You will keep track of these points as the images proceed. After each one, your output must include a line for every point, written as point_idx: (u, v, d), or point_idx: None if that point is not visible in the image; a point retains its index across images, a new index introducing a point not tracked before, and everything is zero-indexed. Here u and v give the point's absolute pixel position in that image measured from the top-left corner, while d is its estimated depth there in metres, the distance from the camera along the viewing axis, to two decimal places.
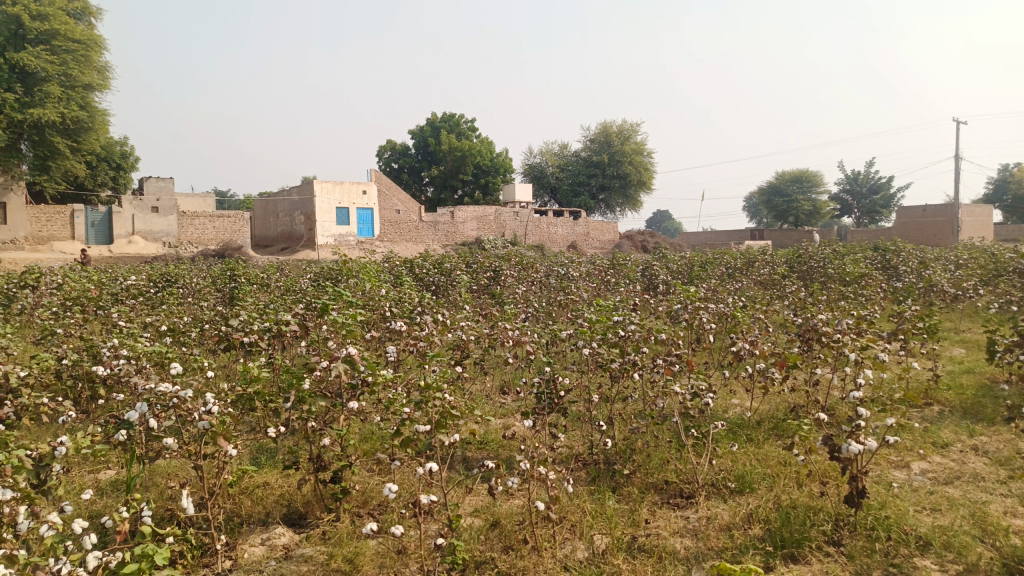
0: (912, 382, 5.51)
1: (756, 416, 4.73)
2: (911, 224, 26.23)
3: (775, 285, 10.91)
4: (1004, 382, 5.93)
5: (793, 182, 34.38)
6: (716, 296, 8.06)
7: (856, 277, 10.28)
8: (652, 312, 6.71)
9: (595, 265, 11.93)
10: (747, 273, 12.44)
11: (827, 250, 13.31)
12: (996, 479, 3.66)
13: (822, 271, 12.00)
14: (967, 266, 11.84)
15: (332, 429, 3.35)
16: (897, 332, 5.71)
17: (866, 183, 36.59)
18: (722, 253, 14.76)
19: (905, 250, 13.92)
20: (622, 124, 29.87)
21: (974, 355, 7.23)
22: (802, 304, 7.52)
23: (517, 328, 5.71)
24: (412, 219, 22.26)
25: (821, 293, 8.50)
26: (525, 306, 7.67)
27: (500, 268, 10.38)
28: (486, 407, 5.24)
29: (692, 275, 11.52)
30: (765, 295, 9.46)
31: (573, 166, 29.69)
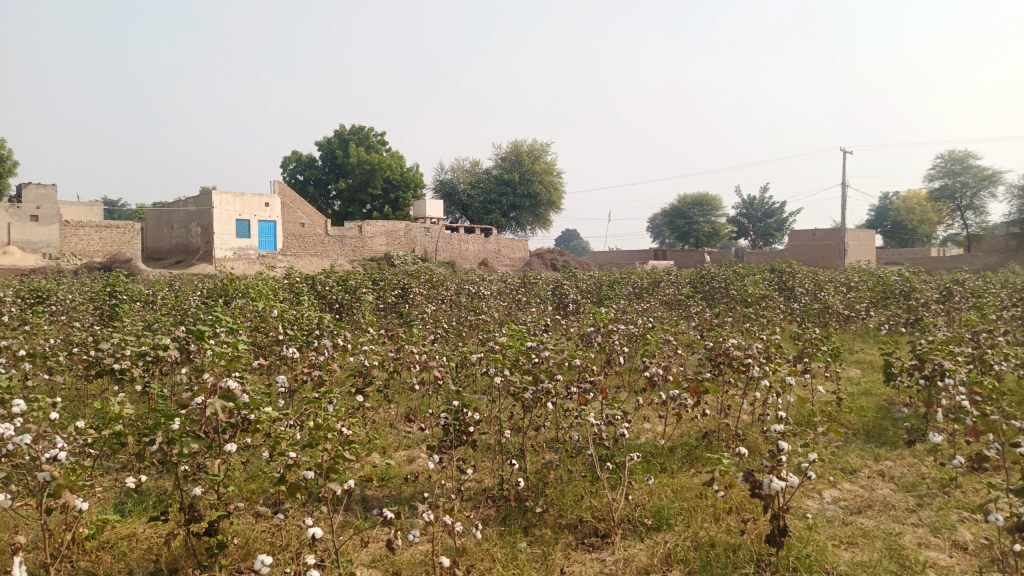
0: (818, 405, 5.56)
1: (669, 442, 4.61)
2: (801, 247, 27.58)
3: (681, 304, 11.05)
4: (900, 403, 6.08)
5: (694, 205, 35.59)
6: (626, 317, 8.00)
7: (757, 297, 10.54)
8: (564, 334, 6.55)
9: (506, 283, 11.74)
10: (653, 294, 12.56)
11: (729, 272, 13.67)
12: (906, 508, 3.64)
13: (725, 292, 12.27)
14: (858, 288, 12.38)
15: (209, 472, 2.96)
16: (802, 355, 5.76)
17: (762, 207, 38.34)
18: (630, 272, 14.89)
19: (800, 272, 14.48)
20: (532, 143, 30.06)
21: (869, 376, 7.46)
22: (710, 325, 7.56)
23: (424, 352, 5.40)
24: (317, 233, 21.49)
25: (726, 314, 8.62)
26: (433, 326, 7.36)
27: (408, 285, 10.01)
28: (389, 438, 4.91)
29: (601, 294, 11.52)
30: (672, 316, 9.52)
31: (484, 183, 29.60)
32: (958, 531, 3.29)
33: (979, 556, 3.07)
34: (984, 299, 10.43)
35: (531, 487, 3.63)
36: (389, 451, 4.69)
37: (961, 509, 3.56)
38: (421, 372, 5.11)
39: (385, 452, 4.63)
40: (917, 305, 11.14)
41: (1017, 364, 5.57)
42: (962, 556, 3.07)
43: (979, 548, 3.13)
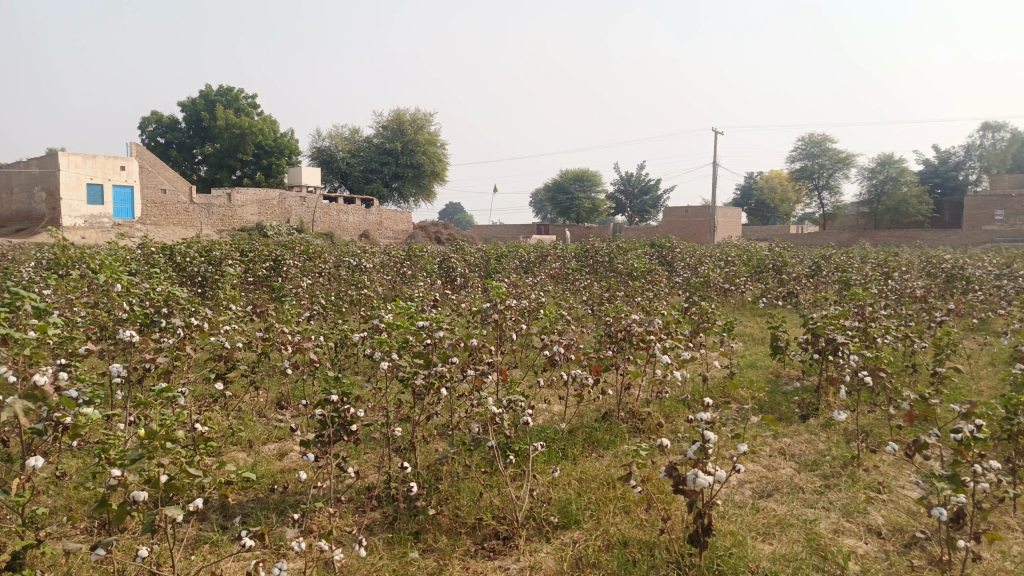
0: (713, 381, 5.44)
1: (569, 424, 4.30)
2: (675, 223, 28.46)
3: (569, 278, 10.85)
4: (787, 376, 6.11)
5: (575, 181, 35.92)
6: (519, 292, 7.67)
7: (643, 271, 10.53)
8: (454, 310, 6.10)
9: (390, 255, 11.15)
10: (540, 267, 12.35)
11: (613, 246, 13.69)
12: (814, 490, 3.50)
13: (610, 265, 12.23)
14: (735, 261, 12.72)
15: (11, 492, 2.31)
16: (697, 330, 5.62)
17: (639, 184, 39.30)
18: (516, 246, 14.62)
19: (680, 247, 14.74)
20: (415, 112, 29.14)
21: (753, 348, 7.54)
22: (603, 299, 7.35)
23: (298, 332, 4.80)
24: (180, 201, 19.73)
25: (616, 287, 8.48)
26: (309, 303, 6.69)
27: (281, 256, 9.21)
28: (256, 430, 4.31)
29: (489, 269, 11.19)
30: (562, 289, 9.30)
31: (364, 152, 28.40)
32: (871, 515, 3.16)
33: (894, 541, 2.94)
34: (849, 274, 10.93)
35: (422, 485, 3.20)
36: (256, 445, 4.11)
37: (869, 490, 3.45)
38: (293, 355, 4.53)
39: (252, 448, 4.07)
40: (789, 279, 11.53)
41: (898, 337, 5.67)
42: (878, 542, 2.93)
43: (893, 533, 3.01)
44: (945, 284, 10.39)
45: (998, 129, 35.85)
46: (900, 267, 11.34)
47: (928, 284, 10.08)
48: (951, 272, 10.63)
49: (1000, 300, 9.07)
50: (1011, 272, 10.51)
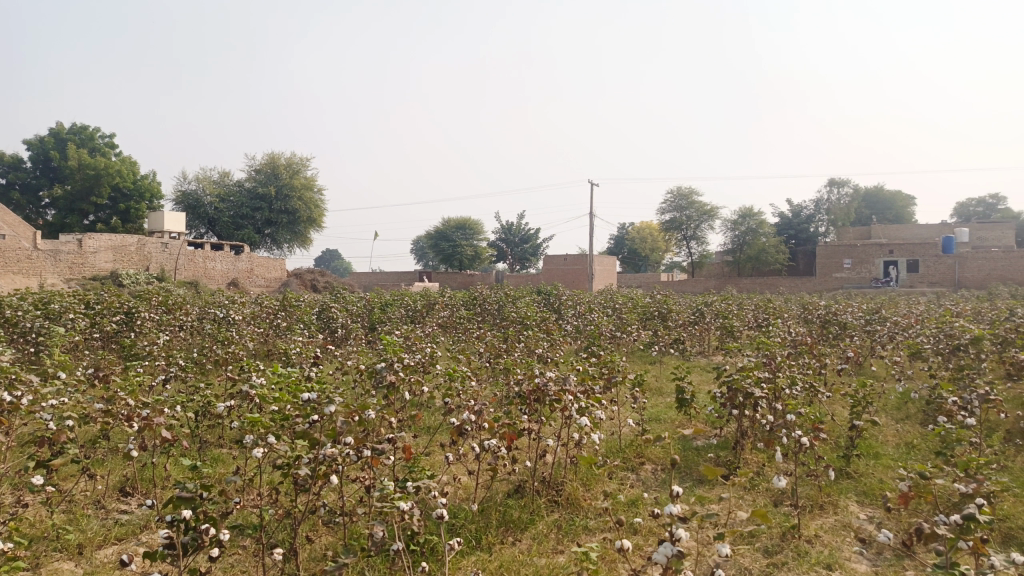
0: (626, 443, 5.01)
1: (479, 503, 3.72)
2: (554, 271, 28.66)
3: (459, 328, 10.32)
4: (695, 431, 5.78)
5: (457, 229, 35.55)
6: (409, 345, 7.03)
7: (535, 319, 10.17)
8: (340, 370, 5.41)
9: (261, 306, 10.20)
10: (426, 317, 11.75)
11: (501, 294, 13.32)
12: (762, 569, 3.12)
13: (501, 314, 11.82)
14: (624, 306, 12.64)
15: None
16: (609, 384, 5.19)
17: (519, 233, 39.57)
18: (400, 295, 13.98)
19: (567, 294, 14.59)
20: (290, 156, 28.04)
21: (655, 398, 7.25)
22: (501, 351, 6.85)
23: (149, 402, 3.96)
24: (22, 248, 17.15)
25: (512, 337, 8.04)
26: (165, 363, 5.76)
27: (135, 308, 8.12)
28: (88, 530, 3.43)
29: (374, 320, 10.48)
30: (454, 340, 8.73)
31: (234, 196, 26.85)
32: None
33: None
34: (732, 320, 11.03)
35: None
36: (88, 552, 3.24)
37: (820, 569, 3.11)
38: (142, 433, 3.70)
39: (83, 555, 3.22)
40: (676, 326, 11.52)
41: (807, 388, 5.50)
42: None
43: None
44: (822, 329, 10.64)
45: (842, 185, 39.11)
46: (781, 313, 11.59)
47: (809, 330, 10.31)
48: (826, 317, 10.91)
49: (875, 343, 9.33)
50: (879, 315, 10.93)
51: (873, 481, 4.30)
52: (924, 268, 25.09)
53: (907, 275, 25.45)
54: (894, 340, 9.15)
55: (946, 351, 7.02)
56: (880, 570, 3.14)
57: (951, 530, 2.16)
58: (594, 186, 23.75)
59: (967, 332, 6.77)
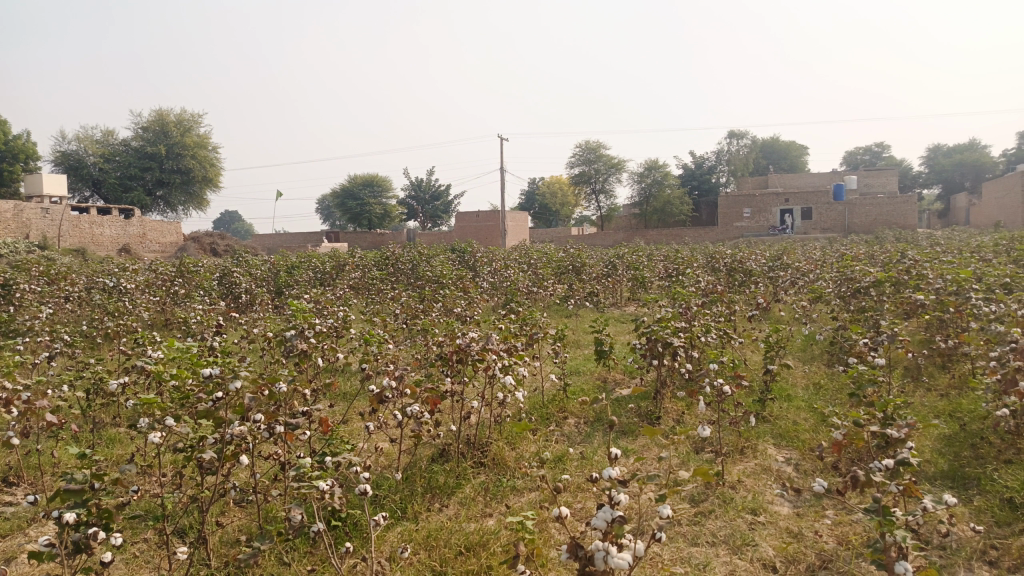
0: (549, 399, 4.96)
1: (402, 471, 3.57)
2: (467, 228, 28.38)
3: (371, 289, 10.01)
4: (615, 382, 5.80)
5: (364, 186, 34.56)
6: (320, 309, 6.72)
7: (450, 277, 9.98)
8: (246, 338, 5.09)
9: (156, 272, 9.56)
10: (336, 278, 11.37)
11: (413, 252, 13.03)
12: (691, 519, 3.13)
13: (414, 273, 11.57)
14: (538, 261, 12.62)
15: None
16: (529, 340, 5.08)
17: (429, 189, 38.90)
18: (308, 256, 13.45)
19: (480, 250, 14.43)
20: (180, 112, 26.33)
21: (573, 351, 7.25)
22: (416, 312, 6.65)
23: (30, 383, 3.58)
24: None
25: (427, 297, 7.84)
26: (48, 339, 5.27)
27: (12, 280, 7.43)
28: None
29: (280, 283, 10.03)
30: (367, 301, 8.44)
31: (120, 157, 25.08)
32: (760, 546, 2.84)
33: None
34: (644, 271, 11.20)
35: None
36: None
37: (746, 514, 3.16)
38: (23, 419, 3.34)
39: None
40: (590, 279, 11.59)
41: (721, 336, 5.58)
42: None
43: (788, 565, 2.71)
44: (728, 276, 10.96)
45: (742, 137, 40.35)
46: (690, 263, 11.84)
47: (716, 278, 10.57)
48: (732, 265, 11.23)
49: (778, 288, 9.68)
50: (781, 261, 11.35)
51: (787, 423, 4.42)
52: (817, 216, 26.37)
53: (801, 222, 26.69)
54: (796, 285, 9.51)
55: (846, 294, 7.31)
56: (801, 511, 3.22)
57: (881, 475, 2.19)
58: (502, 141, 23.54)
59: (866, 276, 7.05)
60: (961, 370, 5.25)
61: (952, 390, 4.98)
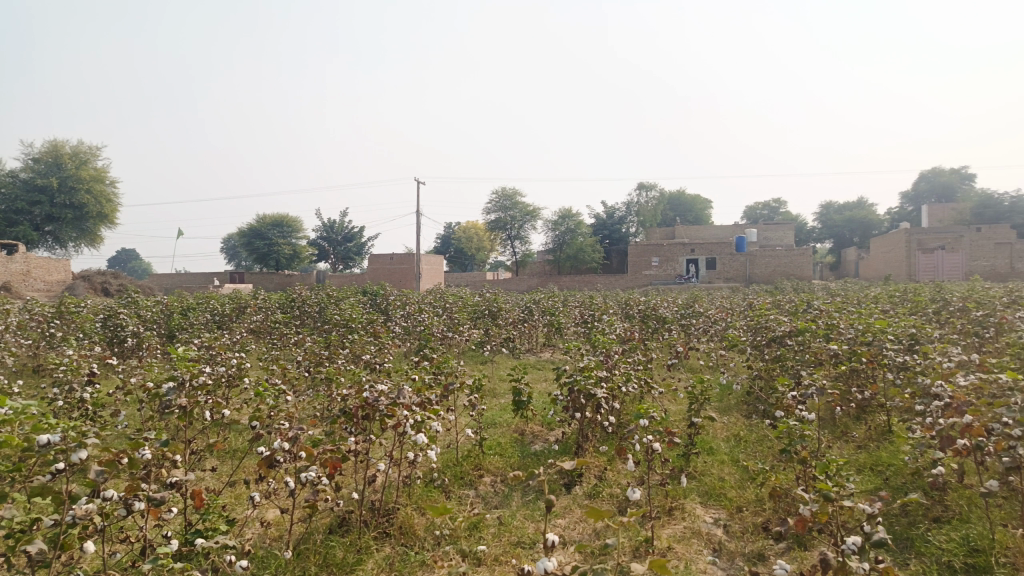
0: (462, 455, 4.57)
1: (294, 546, 3.09)
2: (379, 270, 27.69)
3: (273, 333, 9.38)
4: (532, 435, 5.46)
5: (273, 226, 33.38)
6: (213, 355, 6.12)
7: (360, 321, 9.48)
8: (122, 390, 4.48)
9: (30, 313, 8.65)
10: (237, 321, 10.65)
11: (322, 295, 12.43)
12: None
13: (322, 317, 10.99)
14: (453, 305, 12.25)
15: None
16: (442, 390, 4.69)
17: (342, 231, 38.00)
18: (208, 297, 12.59)
19: (393, 294, 13.94)
20: (75, 143, 24.80)
21: (488, 400, 6.87)
22: (321, 358, 6.15)
23: None
24: None
25: (333, 342, 7.33)
26: None
27: None
28: None
29: (174, 327, 9.26)
30: (268, 346, 7.83)
31: (5, 188, 23.26)
32: None
33: None
34: (560, 317, 11.01)
35: None
36: None
37: None
38: None
39: None
40: (506, 325, 11.31)
41: (643, 386, 5.36)
42: None
43: None
44: (642, 323, 10.92)
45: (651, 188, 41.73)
46: (605, 309, 11.74)
47: (631, 325, 10.50)
48: (646, 312, 11.20)
49: (692, 336, 9.67)
50: (693, 309, 11.41)
51: (713, 480, 4.20)
52: (720, 265, 27.32)
53: (706, 272, 27.54)
54: (709, 332, 9.52)
55: (761, 342, 7.28)
56: None
57: (847, 554, 1.95)
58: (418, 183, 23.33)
59: (780, 325, 7.04)
60: (877, 421, 5.21)
61: (870, 442, 4.90)
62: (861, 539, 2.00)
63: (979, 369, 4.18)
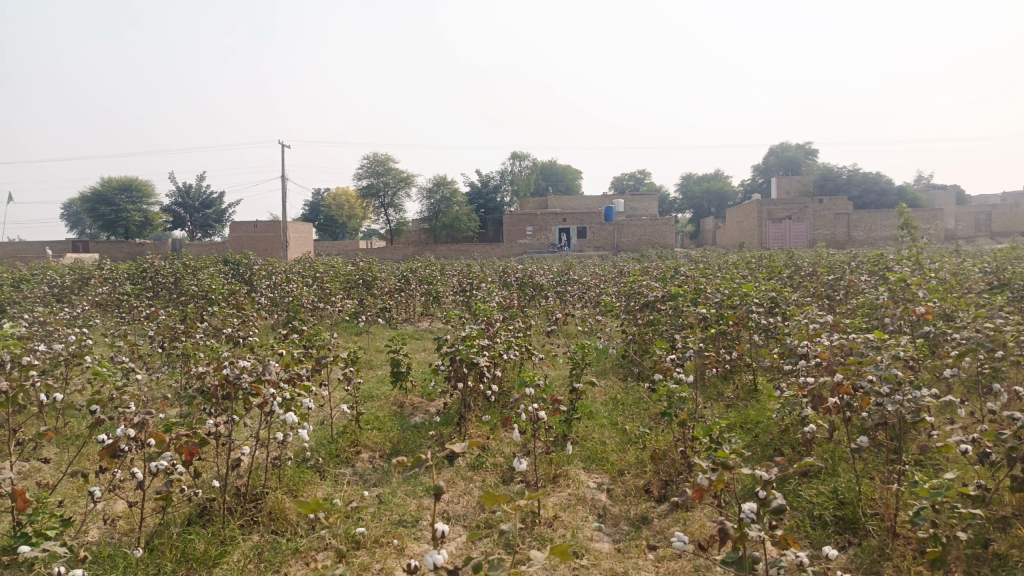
0: (337, 433, 4.31)
1: (145, 543, 2.76)
2: (243, 238, 26.18)
3: (122, 306, 8.56)
4: (411, 406, 5.26)
5: (120, 191, 30.69)
6: (48, 332, 5.45)
7: (222, 292, 8.84)
8: None
9: None
10: (80, 294, 9.66)
11: (178, 264, 11.51)
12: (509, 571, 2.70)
13: (179, 288, 10.19)
14: (324, 274, 11.72)
15: None
16: (314, 364, 4.38)
17: (200, 196, 35.56)
18: (43, 268, 11.34)
19: (258, 263, 13.17)
20: None
21: (363, 372, 6.58)
22: (177, 333, 5.62)
23: None
24: None
25: (192, 316, 6.77)
26: None
27: None
28: None
29: (2, 301, 8.25)
30: (115, 321, 7.11)
31: None
32: None
33: None
34: (437, 286, 10.82)
35: None
36: None
37: (568, 558, 2.81)
38: None
39: None
40: (381, 294, 10.97)
41: (524, 353, 5.28)
42: None
43: None
44: (519, 291, 10.92)
45: (524, 158, 42.04)
46: (482, 277, 11.65)
47: (508, 292, 10.47)
48: (522, 280, 11.22)
49: (568, 302, 9.77)
50: (568, 276, 11.54)
51: (595, 444, 4.20)
52: (591, 235, 27.98)
53: (577, 240, 28.13)
54: (584, 298, 9.66)
55: (636, 308, 7.43)
56: (623, 548, 2.94)
57: (745, 520, 1.92)
58: (285, 147, 22.20)
59: (653, 290, 7.20)
60: (743, 380, 5.43)
61: (739, 401, 5.10)
62: (757, 504, 1.97)
63: (839, 330, 4.42)
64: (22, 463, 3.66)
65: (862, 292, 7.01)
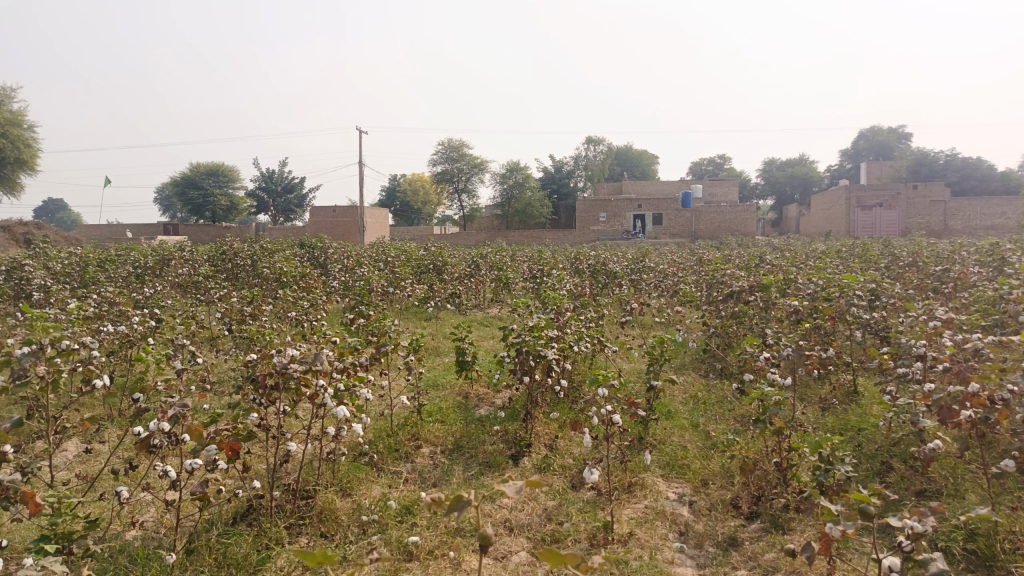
0: (397, 426, 4.06)
1: (183, 545, 2.55)
2: (322, 223, 26.65)
3: (198, 286, 8.63)
4: (475, 398, 4.98)
5: (207, 176, 31.73)
6: (119, 312, 5.42)
7: (294, 274, 8.80)
8: None
9: None
10: (160, 275, 9.83)
11: (254, 246, 11.61)
12: None
13: (254, 270, 10.25)
14: (395, 257, 11.60)
15: None
16: (373, 354, 4.13)
17: (281, 181, 36.41)
18: (129, 249, 11.64)
19: (332, 246, 13.18)
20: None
21: (428, 360, 6.35)
22: (242, 316, 5.49)
23: None
24: None
25: (260, 298, 6.68)
26: None
27: None
28: None
29: (86, 280, 8.42)
30: (188, 302, 7.11)
31: None
32: None
33: None
34: (508, 272, 10.54)
35: None
36: None
37: None
38: None
39: None
40: (451, 280, 10.76)
41: (597, 346, 4.90)
42: None
43: None
44: (592, 278, 10.50)
45: (599, 142, 41.26)
46: (554, 263, 11.28)
47: (581, 280, 10.06)
48: (595, 267, 10.80)
49: (643, 291, 9.31)
50: (643, 264, 11.04)
51: (674, 449, 3.81)
52: (667, 221, 27.10)
53: (652, 228, 27.30)
54: (661, 287, 9.18)
55: (718, 298, 6.91)
56: None
57: None
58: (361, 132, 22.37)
59: (737, 280, 6.67)
60: (840, 381, 4.90)
61: (837, 404, 4.59)
62: None
63: (958, 329, 3.87)
64: (78, 449, 3.56)
65: (974, 286, 6.31)
